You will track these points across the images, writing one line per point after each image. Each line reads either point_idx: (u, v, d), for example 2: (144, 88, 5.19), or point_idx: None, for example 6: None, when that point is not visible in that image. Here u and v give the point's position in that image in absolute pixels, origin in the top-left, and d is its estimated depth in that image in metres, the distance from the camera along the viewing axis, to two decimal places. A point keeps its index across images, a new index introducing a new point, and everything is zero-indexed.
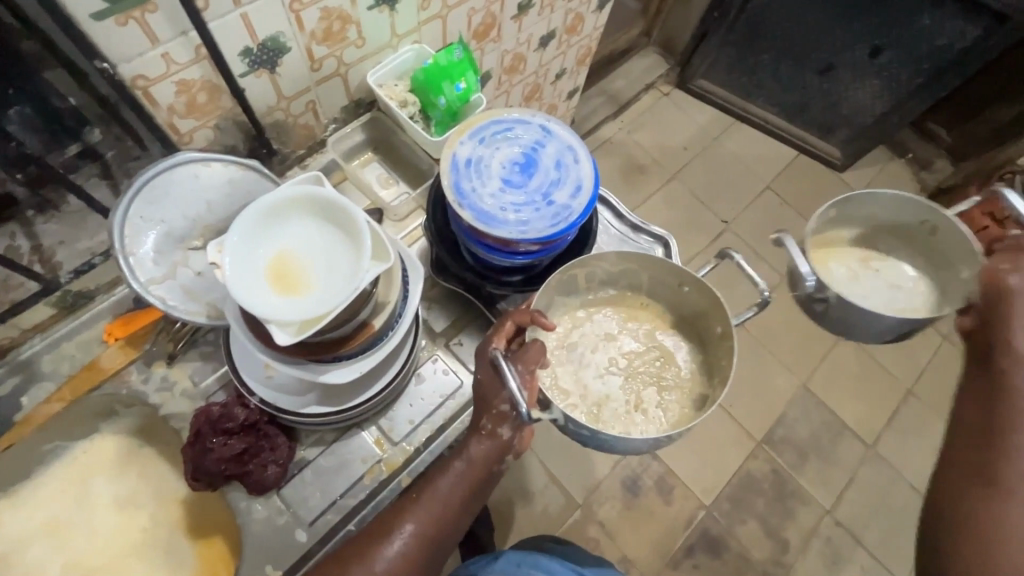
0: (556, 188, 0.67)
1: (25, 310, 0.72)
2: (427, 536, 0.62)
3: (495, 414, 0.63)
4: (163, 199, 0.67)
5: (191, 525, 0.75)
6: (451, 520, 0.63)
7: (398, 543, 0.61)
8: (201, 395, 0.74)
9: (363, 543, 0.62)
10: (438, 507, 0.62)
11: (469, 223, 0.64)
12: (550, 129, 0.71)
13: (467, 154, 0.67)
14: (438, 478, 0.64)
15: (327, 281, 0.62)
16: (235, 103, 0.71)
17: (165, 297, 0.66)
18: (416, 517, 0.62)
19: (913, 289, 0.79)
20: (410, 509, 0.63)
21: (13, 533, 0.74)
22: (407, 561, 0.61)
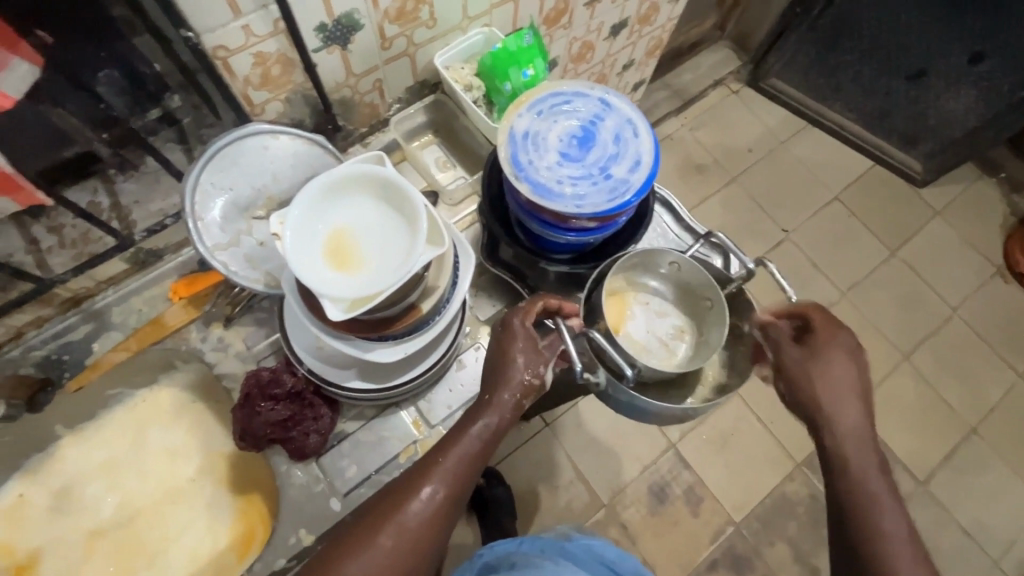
0: (614, 163, 0.64)
1: (101, 263, 0.76)
2: (451, 492, 0.55)
3: (524, 383, 0.60)
4: (233, 168, 0.70)
5: (232, 482, 0.78)
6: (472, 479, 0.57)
7: (421, 503, 0.54)
8: (253, 357, 0.79)
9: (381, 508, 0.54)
10: (462, 464, 0.56)
11: (525, 196, 0.62)
12: (609, 102, 0.68)
13: (524, 126, 0.65)
14: (455, 438, 0.58)
15: (384, 257, 0.62)
16: (307, 78, 0.72)
17: (227, 263, 0.69)
18: (440, 475, 0.55)
19: (667, 352, 0.72)
20: (431, 466, 0.56)
21: (72, 469, 0.78)
22: (431, 525, 0.54)
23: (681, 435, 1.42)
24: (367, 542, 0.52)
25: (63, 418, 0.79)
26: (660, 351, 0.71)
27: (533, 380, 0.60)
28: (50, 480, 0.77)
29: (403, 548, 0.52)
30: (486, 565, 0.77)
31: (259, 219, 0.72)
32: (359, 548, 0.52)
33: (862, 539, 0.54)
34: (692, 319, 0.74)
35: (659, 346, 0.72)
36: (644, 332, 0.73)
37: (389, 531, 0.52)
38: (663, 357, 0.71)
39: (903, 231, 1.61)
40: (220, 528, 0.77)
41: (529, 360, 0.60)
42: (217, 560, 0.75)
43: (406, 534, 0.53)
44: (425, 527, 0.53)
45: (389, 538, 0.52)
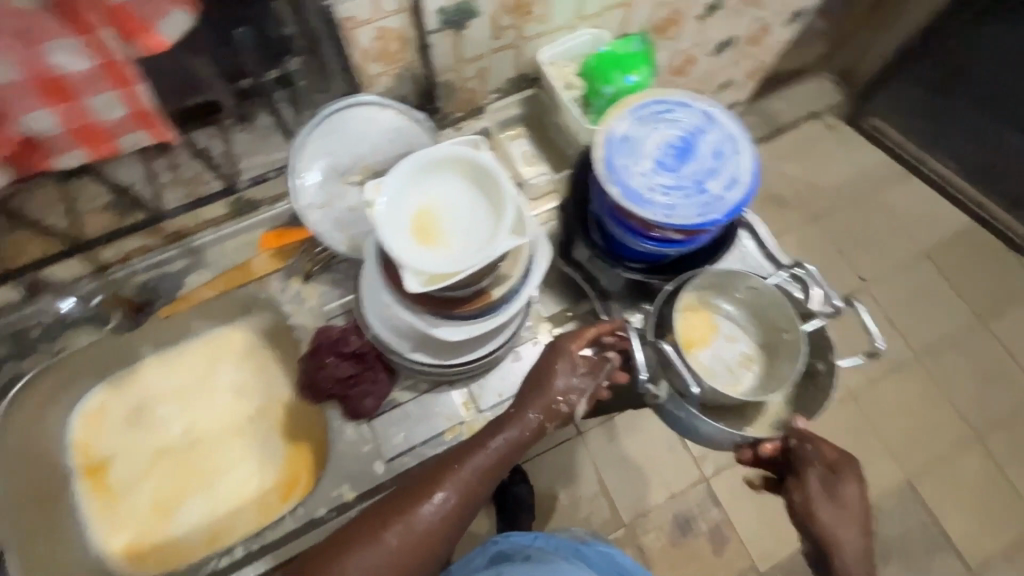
0: (710, 178, 0.63)
1: (206, 205, 0.82)
2: (461, 500, 0.59)
3: (551, 407, 0.62)
4: (336, 134, 0.74)
5: (287, 429, 0.83)
6: (483, 490, 0.60)
7: (432, 507, 0.58)
8: (323, 316, 0.81)
9: (393, 506, 0.58)
10: (475, 475, 0.60)
11: (615, 198, 0.62)
12: (713, 116, 0.67)
13: (623, 129, 0.65)
14: (474, 448, 0.61)
15: (466, 239, 0.64)
16: (418, 57, 0.74)
17: (317, 222, 0.74)
18: (455, 482, 0.59)
19: (733, 378, 0.70)
20: (446, 472, 0.60)
21: (149, 389, 0.85)
22: (436, 530, 0.57)
23: (716, 470, 1.37)
24: (374, 537, 0.56)
25: (149, 342, 0.85)
26: (725, 376, 0.70)
27: (563, 406, 0.62)
28: (129, 395, 0.85)
29: (408, 548, 0.56)
30: (501, 553, 0.78)
31: (351, 185, 0.75)
32: (367, 540, 0.56)
33: None
34: (763, 349, 0.72)
35: (725, 370, 0.71)
36: (712, 355, 0.71)
37: (395, 529, 0.57)
38: (728, 384, 0.70)
39: (995, 300, 1.48)
40: (268, 469, 0.82)
41: (566, 386, 0.62)
42: (261, 499, 0.80)
43: (412, 535, 0.57)
44: (430, 531, 0.57)
45: (395, 537, 0.56)
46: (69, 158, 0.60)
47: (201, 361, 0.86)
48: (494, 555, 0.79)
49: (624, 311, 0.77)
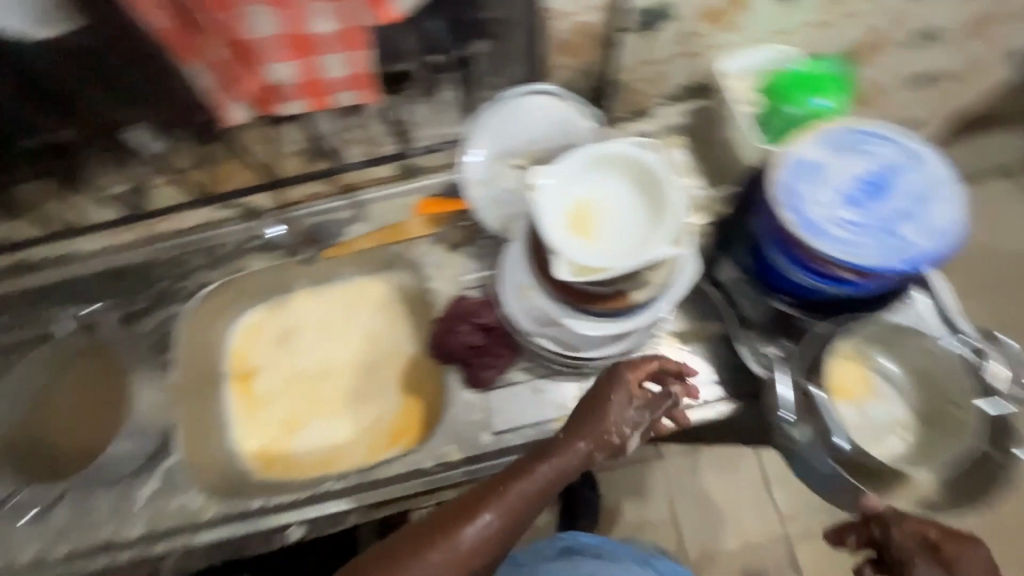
0: (903, 223, 0.58)
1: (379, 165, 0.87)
2: (504, 525, 0.58)
3: (604, 437, 0.62)
4: (508, 118, 0.78)
5: (407, 379, 0.91)
6: (525, 517, 0.60)
7: (478, 527, 0.57)
8: (458, 285, 0.86)
9: (437, 525, 0.58)
10: (522, 500, 0.59)
11: (792, 225, 0.59)
12: (916, 157, 0.61)
13: (813, 154, 0.61)
14: (518, 473, 0.61)
15: (615, 240, 0.65)
16: (602, 53, 0.75)
17: (475, 197, 0.79)
18: (499, 507, 0.58)
19: (881, 442, 0.68)
20: (491, 495, 0.59)
21: (298, 319, 0.95)
22: (477, 553, 0.57)
23: (803, 538, 1.26)
24: (419, 555, 0.55)
25: (305, 278, 0.95)
26: (874, 438, 0.68)
27: (615, 440, 0.63)
28: (281, 320, 0.96)
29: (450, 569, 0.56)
30: (568, 548, 0.80)
31: (512, 167, 0.78)
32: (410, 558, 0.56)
33: None
34: (920, 422, 0.69)
35: (875, 432, 0.68)
36: (864, 413, 0.69)
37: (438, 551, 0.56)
38: (875, 446, 0.68)
39: None
40: (383, 413, 0.89)
41: (619, 421, 0.63)
42: (372, 438, 0.88)
43: (455, 557, 0.56)
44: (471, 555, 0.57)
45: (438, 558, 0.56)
46: (293, 105, 0.69)
47: (344, 303, 0.96)
48: (562, 548, 0.80)
49: (760, 342, 0.73)
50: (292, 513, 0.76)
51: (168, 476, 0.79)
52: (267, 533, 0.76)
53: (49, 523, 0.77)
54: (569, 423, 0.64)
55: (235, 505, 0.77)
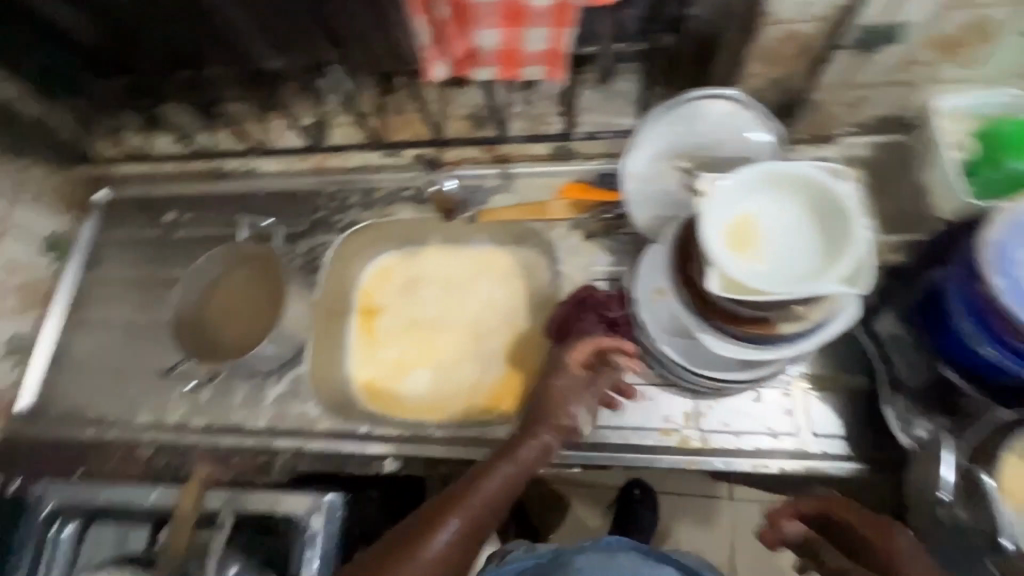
0: None
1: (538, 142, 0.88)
2: (473, 524, 0.64)
3: (556, 424, 0.73)
4: (686, 119, 0.75)
5: (515, 353, 0.94)
6: (489, 517, 0.66)
7: (447, 534, 0.62)
8: (588, 274, 0.87)
9: (400, 542, 0.62)
10: (483, 502, 0.66)
11: (1003, 293, 0.54)
12: None
13: None
14: (478, 480, 0.67)
15: (779, 266, 0.62)
16: (806, 70, 0.69)
17: (631, 192, 0.77)
18: (465, 512, 0.64)
19: None
20: (455, 504, 0.65)
21: (428, 271, 1.01)
22: (451, 555, 0.62)
23: None
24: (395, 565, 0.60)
25: (443, 235, 1.00)
26: None
27: (571, 425, 0.73)
28: (411, 269, 1.01)
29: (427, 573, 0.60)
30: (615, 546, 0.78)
31: (677, 170, 0.75)
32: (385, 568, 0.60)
33: None
34: None
35: None
36: None
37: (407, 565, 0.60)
38: None
39: None
40: (486, 378, 0.93)
41: (566, 404, 0.74)
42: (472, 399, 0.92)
43: (431, 563, 0.61)
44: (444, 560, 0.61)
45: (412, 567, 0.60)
46: (484, 72, 0.67)
47: (472, 267, 1.00)
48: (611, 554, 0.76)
49: (912, 413, 0.67)
50: (391, 446, 0.82)
51: (295, 384, 0.88)
52: (369, 459, 0.83)
53: (197, 395, 0.88)
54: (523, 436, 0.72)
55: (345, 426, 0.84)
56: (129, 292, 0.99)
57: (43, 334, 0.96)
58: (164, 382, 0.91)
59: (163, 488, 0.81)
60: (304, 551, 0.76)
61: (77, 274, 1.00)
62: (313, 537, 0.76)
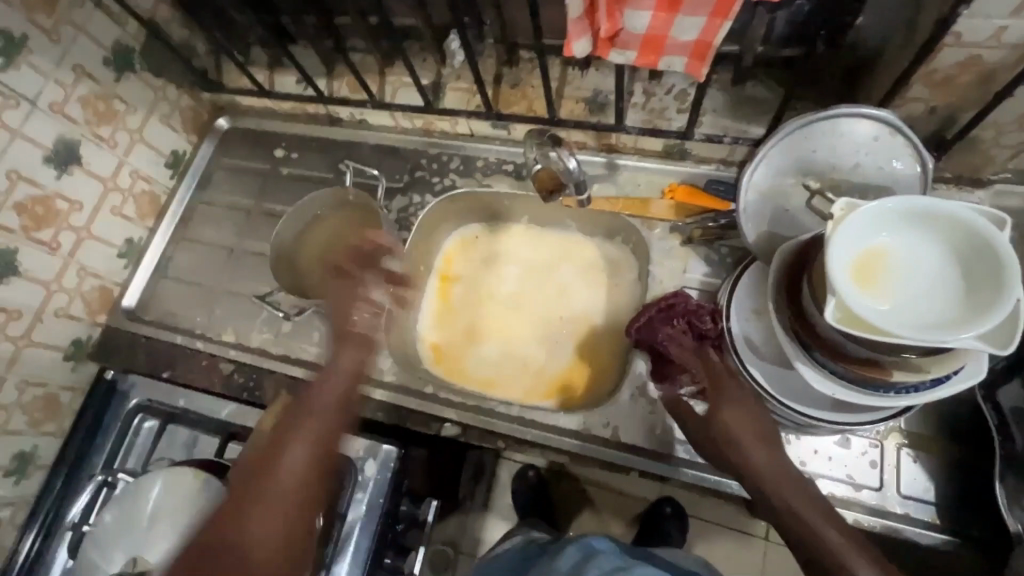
0: None
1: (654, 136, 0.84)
2: (313, 465, 0.69)
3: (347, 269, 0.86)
4: (829, 136, 0.68)
5: (587, 348, 0.92)
6: (322, 448, 0.70)
7: (285, 465, 0.67)
8: (679, 280, 0.83)
9: (241, 497, 0.64)
10: (311, 421, 0.71)
11: None
12: None
13: None
14: (280, 438, 0.70)
15: (908, 309, 0.56)
16: (980, 103, 0.62)
17: (749, 203, 0.72)
18: (301, 435, 0.70)
19: None
20: (274, 456, 0.68)
21: (512, 248, 1.01)
22: (301, 477, 0.67)
23: None
24: (248, 522, 0.62)
25: (534, 215, 0.99)
26: None
27: (366, 314, 0.81)
28: (496, 243, 1.02)
29: (286, 518, 0.64)
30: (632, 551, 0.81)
31: (806, 189, 0.70)
32: (238, 535, 0.61)
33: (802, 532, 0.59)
34: None
35: None
36: None
37: (257, 517, 0.63)
38: None
39: None
40: (553, 364, 0.93)
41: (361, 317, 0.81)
42: (535, 381, 0.92)
43: (280, 490, 0.65)
44: (296, 500, 0.66)
45: (263, 517, 0.63)
46: (620, 54, 0.65)
47: (558, 252, 0.99)
48: (586, 547, 0.78)
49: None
50: (454, 413, 0.83)
51: None
52: (428, 417, 0.85)
53: (278, 325, 0.92)
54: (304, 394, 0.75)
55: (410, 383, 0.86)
56: (231, 217, 1.04)
57: (151, 241, 1.03)
58: (251, 305, 0.96)
59: (236, 406, 0.88)
60: (354, 493, 0.80)
61: (189, 192, 1.06)
62: (364, 483, 0.80)
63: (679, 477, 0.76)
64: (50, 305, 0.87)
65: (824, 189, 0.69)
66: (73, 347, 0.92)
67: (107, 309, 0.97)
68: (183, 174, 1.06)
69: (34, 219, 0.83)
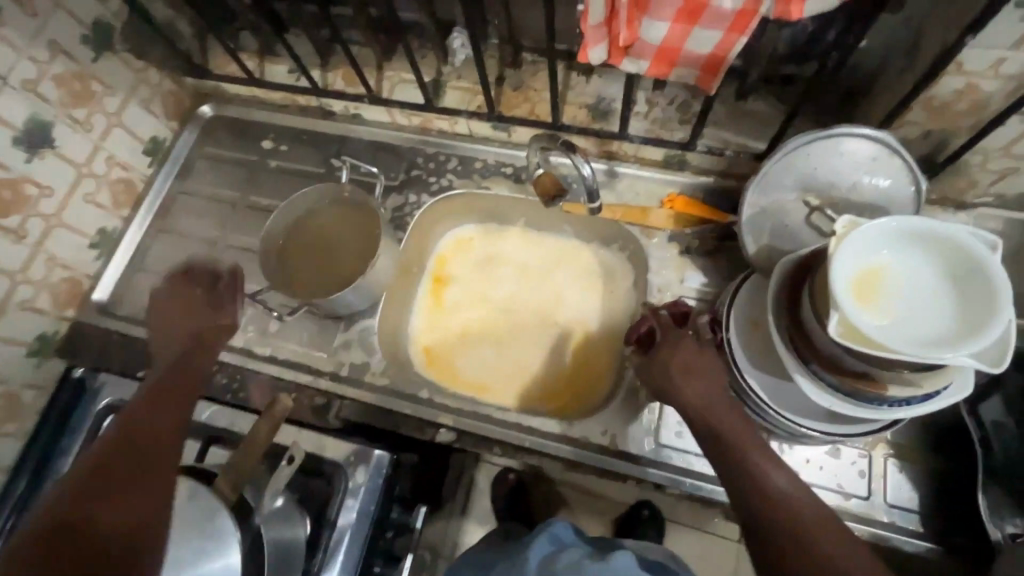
0: None
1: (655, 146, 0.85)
2: (155, 440, 0.62)
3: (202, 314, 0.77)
4: (831, 155, 0.70)
5: (582, 357, 0.92)
6: (171, 423, 0.64)
7: (128, 460, 0.59)
8: (677, 289, 0.84)
9: (92, 476, 0.57)
10: (157, 407, 0.65)
11: None
12: None
13: None
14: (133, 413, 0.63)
15: (906, 324, 0.58)
16: (973, 130, 0.65)
17: (750, 217, 0.74)
18: (140, 425, 0.63)
19: None
20: (116, 443, 0.60)
21: (507, 251, 1.00)
22: (151, 465, 0.60)
23: None
24: (104, 501, 0.55)
25: (531, 218, 0.99)
26: None
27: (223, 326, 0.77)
28: (492, 246, 1.01)
29: (137, 502, 0.56)
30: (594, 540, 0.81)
31: (806, 205, 0.72)
32: (92, 519, 0.54)
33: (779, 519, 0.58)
34: None
35: None
36: None
37: (112, 493, 0.56)
38: None
39: None
40: (547, 369, 0.92)
41: (219, 324, 0.76)
42: (529, 385, 0.91)
43: (125, 482, 0.57)
44: (150, 481, 0.59)
45: (123, 490, 0.57)
46: (633, 63, 0.65)
47: (554, 257, 0.99)
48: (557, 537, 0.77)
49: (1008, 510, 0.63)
50: (449, 419, 0.81)
51: (362, 335, 0.87)
52: (422, 422, 0.82)
53: (264, 325, 0.89)
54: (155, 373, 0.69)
55: (403, 388, 0.84)
56: (213, 209, 1.00)
57: (126, 232, 0.97)
58: None
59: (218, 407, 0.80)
60: (344, 500, 0.77)
61: (168, 182, 1.01)
62: (355, 490, 0.77)
63: (680, 487, 0.75)
64: (15, 296, 0.81)
65: (823, 206, 0.71)
66: (38, 342, 0.87)
67: (76, 303, 0.92)
68: (163, 163, 1.01)
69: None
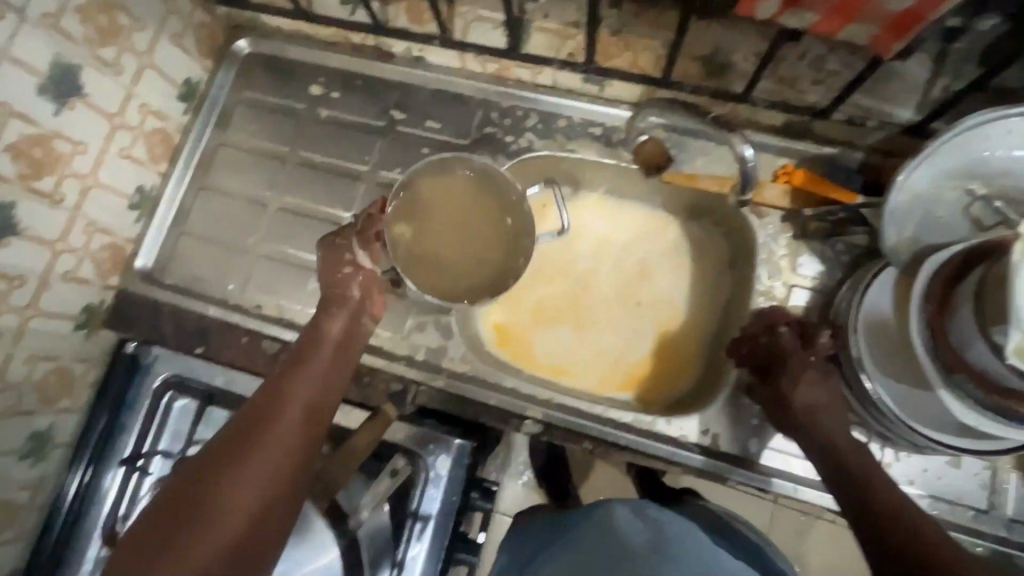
0: None
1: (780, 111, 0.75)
2: (307, 410, 0.63)
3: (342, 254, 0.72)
4: (1002, 136, 0.61)
5: (667, 341, 0.85)
6: (325, 395, 0.65)
7: (286, 425, 0.60)
8: (787, 277, 0.77)
9: (245, 437, 0.58)
10: (319, 377, 0.65)
11: None
12: None
13: None
14: (293, 373, 0.65)
15: None
16: None
17: (899, 206, 0.64)
18: (302, 390, 0.64)
19: None
20: (276, 403, 0.62)
21: (585, 218, 0.89)
22: (300, 439, 0.61)
23: None
24: (253, 459, 0.57)
25: (617, 187, 0.87)
26: None
27: (357, 275, 0.72)
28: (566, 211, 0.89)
29: (277, 473, 0.57)
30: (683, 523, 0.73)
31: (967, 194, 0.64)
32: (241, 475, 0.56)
33: (868, 501, 0.57)
34: None
35: None
36: None
37: (254, 461, 0.57)
38: None
39: None
40: (632, 354, 0.84)
41: (346, 274, 0.71)
42: (611, 371, 0.84)
43: (276, 448, 0.58)
44: (294, 455, 0.59)
45: (263, 456, 0.57)
46: (797, 16, 0.54)
47: (637, 228, 0.88)
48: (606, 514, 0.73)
49: None
50: (539, 412, 0.77)
51: (438, 315, 0.80)
52: (509, 413, 0.78)
53: None
54: (310, 331, 0.69)
55: (486, 375, 0.79)
56: (259, 165, 0.89)
57: (165, 189, 0.87)
58: (297, 273, 0.85)
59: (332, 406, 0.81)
60: (426, 490, 0.74)
61: (207, 132, 0.90)
62: (437, 479, 0.74)
63: (781, 490, 0.73)
64: (58, 267, 0.73)
65: (991, 196, 0.63)
66: (85, 314, 0.79)
67: (119, 270, 0.84)
68: (199, 111, 0.89)
69: (33, 165, 0.67)
